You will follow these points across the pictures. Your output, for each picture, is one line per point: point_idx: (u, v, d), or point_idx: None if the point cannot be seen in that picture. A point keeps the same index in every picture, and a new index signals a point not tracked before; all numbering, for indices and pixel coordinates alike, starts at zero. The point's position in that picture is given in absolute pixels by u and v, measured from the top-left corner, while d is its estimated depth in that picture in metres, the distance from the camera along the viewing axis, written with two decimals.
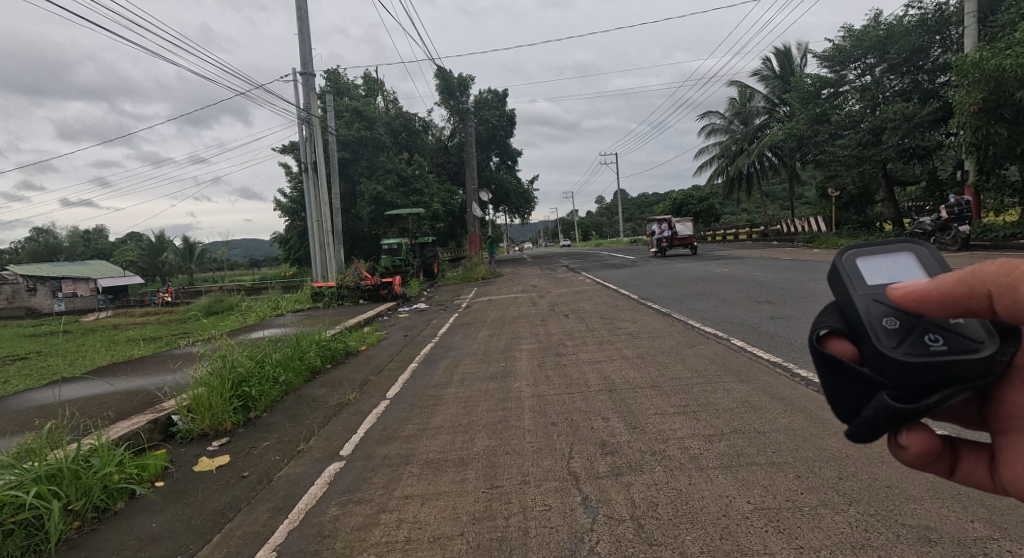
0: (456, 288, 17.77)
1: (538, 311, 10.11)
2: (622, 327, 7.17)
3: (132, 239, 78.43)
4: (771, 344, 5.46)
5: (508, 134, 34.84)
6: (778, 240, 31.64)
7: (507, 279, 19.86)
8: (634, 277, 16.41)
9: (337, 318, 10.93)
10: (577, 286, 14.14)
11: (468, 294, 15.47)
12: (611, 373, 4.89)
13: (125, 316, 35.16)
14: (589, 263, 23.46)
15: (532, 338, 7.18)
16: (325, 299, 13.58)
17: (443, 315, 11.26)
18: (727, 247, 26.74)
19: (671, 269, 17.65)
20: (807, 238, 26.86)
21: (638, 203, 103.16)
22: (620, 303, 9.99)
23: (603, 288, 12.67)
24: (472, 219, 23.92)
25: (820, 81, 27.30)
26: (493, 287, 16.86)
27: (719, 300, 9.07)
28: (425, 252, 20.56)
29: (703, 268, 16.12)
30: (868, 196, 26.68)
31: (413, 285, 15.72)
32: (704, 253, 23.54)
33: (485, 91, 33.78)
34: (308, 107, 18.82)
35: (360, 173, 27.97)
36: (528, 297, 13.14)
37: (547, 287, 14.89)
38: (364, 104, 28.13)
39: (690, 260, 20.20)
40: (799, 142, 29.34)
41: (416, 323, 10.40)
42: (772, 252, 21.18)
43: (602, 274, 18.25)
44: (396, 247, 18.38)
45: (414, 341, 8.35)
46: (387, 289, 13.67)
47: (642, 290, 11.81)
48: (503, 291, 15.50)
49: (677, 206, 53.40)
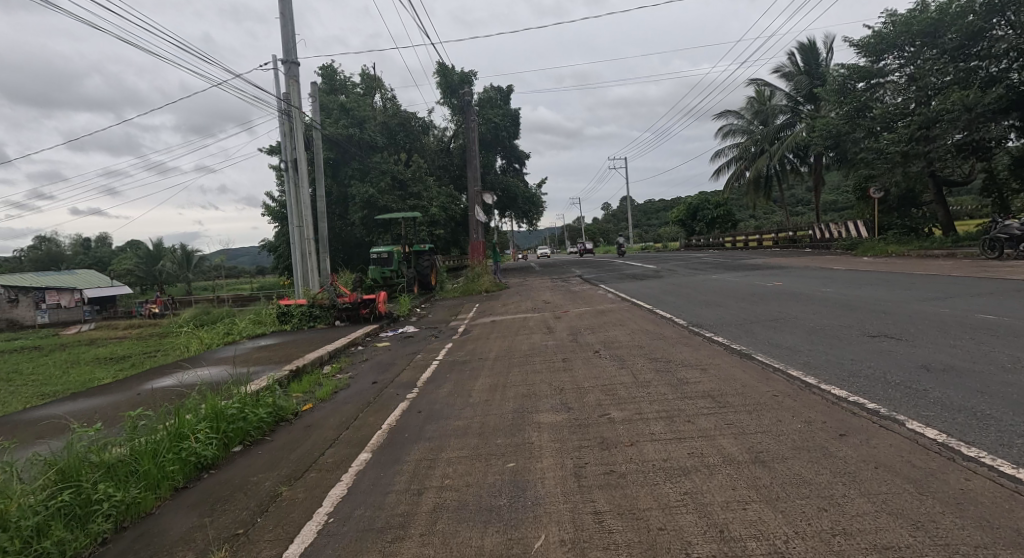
0: (456, 303, 15.51)
1: (554, 342, 7.69)
2: (692, 383, 4.77)
3: (130, 247, 76.53)
4: (988, 434, 3.07)
5: (514, 135, 32.64)
6: (809, 246, 28.97)
7: (514, 291, 17.54)
8: (664, 290, 14.04)
9: (299, 348, 8.60)
10: (596, 304, 11.73)
11: (468, 312, 13.15)
12: (721, 518, 2.46)
13: (107, 330, 32.94)
14: (607, 273, 21.12)
15: (551, 398, 4.79)
16: (294, 321, 11.21)
17: (434, 342, 8.92)
18: (757, 254, 24.23)
19: (705, 281, 15.19)
20: (845, 244, 24.31)
21: (646, 210, 100.42)
22: (661, 330, 7.58)
23: (633, 308, 10.23)
24: (475, 225, 21.55)
25: (857, 72, 24.92)
26: (497, 303, 14.52)
27: (803, 329, 6.64)
28: (422, 261, 18.30)
29: (742, 281, 13.69)
30: (913, 198, 24.27)
31: (404, 300, 13.46)
32: (734, 262, 21.14)
33: (490, 88, 31.57)
34: (288, 97, 16.73)
35: (352, 174, 25.75)
36: (540, 318, 10.71)
37: (563, 305, 12.46)
38: (356, 101, 26.01)
39: (723, 270, 17.87)
40: (835, 140, 26.79)
41: (397, 354, 8.06)
42: (814, 261, 18.79)
43: (625, 287, 15.92)
44: (387, 255, 16.19)
45: (387, 387, 5.95)
46: (367, 307, 11.38)
47: (684, 310, 9.36)
48: (510, 308, 13.12)
49: (692, 211, 50.95)
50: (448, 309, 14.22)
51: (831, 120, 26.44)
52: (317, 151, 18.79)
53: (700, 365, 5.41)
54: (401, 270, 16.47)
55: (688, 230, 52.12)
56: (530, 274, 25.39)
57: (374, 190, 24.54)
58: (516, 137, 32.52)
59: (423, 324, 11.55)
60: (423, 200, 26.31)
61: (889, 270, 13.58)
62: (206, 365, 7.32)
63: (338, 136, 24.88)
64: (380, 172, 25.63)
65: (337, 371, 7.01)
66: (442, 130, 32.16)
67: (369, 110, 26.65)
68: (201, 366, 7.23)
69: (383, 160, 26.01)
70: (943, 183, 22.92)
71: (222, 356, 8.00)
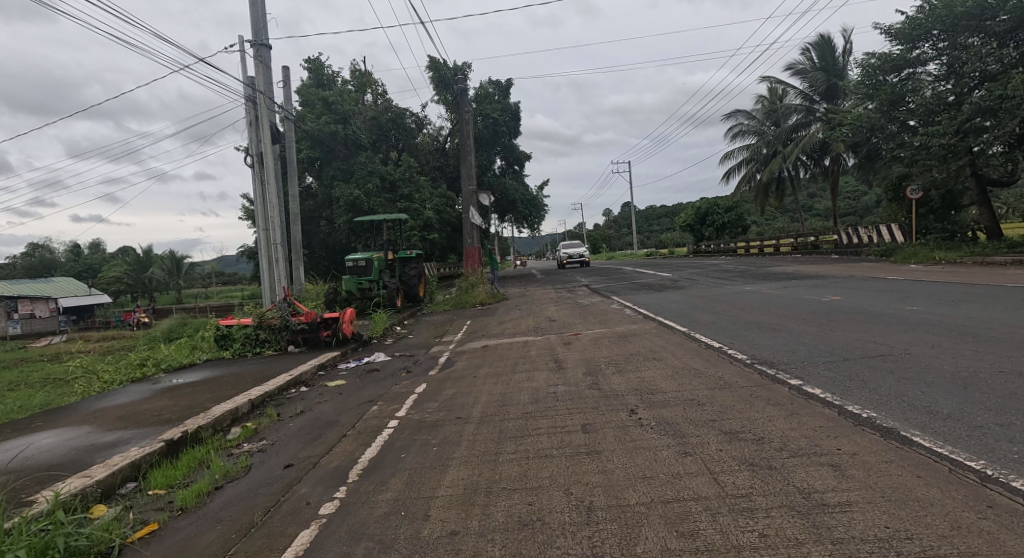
0: (446, 320, 13.31)
1: (564, 388, 5.48)
2: (841, 513, 2.51)
3: (121, 254, 74.52)
4: None
5: (513, 133, 30.59)
6: (837, 253, 26.62)
7: (514, 304, 15.40)
8: (689, 304, 11.87)
9: (221, 390, 6.39)
10: (613, 324, 9.51)
11: (456, 332, 10.96)
12: None
13: (79, 343, 30.69)
14: (618, 283, 18.90)
15: (570, 541, 2.52)
16: (234, 347, 8.95)
17: (403, 381, 6.68)
18: (781, 261, 22.05)
19: (735, 293, 12.99)
20: (880, 250, 22.08)
21: (647, 216, 98.50)
22: (718, 375, 5.33)
23: (662, 333, 8.02)
24: (470, 229, 19.26)
25: (888, 61, 22.87)
26: (492, 320, 12.31)
27: (942, 378, 4.40)
28: (408, 269, 16.08)
29: (783, 294, 11.52)
30: (954, 199, 22.12)
31: (380, 318, 11.26)
32: (759, 269, 18.96)
33: (486, 83, 29.49)
34: (250, 81, 14.82)
35: (335, 175, 23.64)
36: (543, 343, 8.50)
37: (573, 324, 10.23)
38: (339, 95, 23.89)
39: (750, 280, 15.71)
40: (863, 135, 24.64)
41: (346, 404, 5.82)
42: (853, 269, 16.64)
43: (642, 300, 13.76)
44: (365, 263, 13.90)
45: (300, 479, 3.70)
46: (329, 328, 9.21)
47: (734, 336, 7.14)
48: (507, 327, 10.90)
49: (700, 216, 48.80)
50: (432, 328, 12.02)
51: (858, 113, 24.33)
52: (291, 146, 16.75)
53: (821, 455, 3.15)
54: (381, 280, 14.17)
55: (696, 236, 49.99)
56: (531, 284, 23.22)
57: (360, 191, 22.46)
58: (515, 136, 30.49)
59: (399, 349, 9.33)
60: (414, 203, 24.20)
61: (958, 280, 11.42)
62: (64, 426, 5.07)
63: (321, 132, 22.76)
64: (366, 173, 23.60)
65: (248, 439, 4.74)
66: (436, 128, 30.11)
67: (355, 105, 24.54)
68: (56, 428, 4.99)
69: (370, 160, 23.96)
70: (986, 182, 20.73)
71: (104, 405, 5.78)
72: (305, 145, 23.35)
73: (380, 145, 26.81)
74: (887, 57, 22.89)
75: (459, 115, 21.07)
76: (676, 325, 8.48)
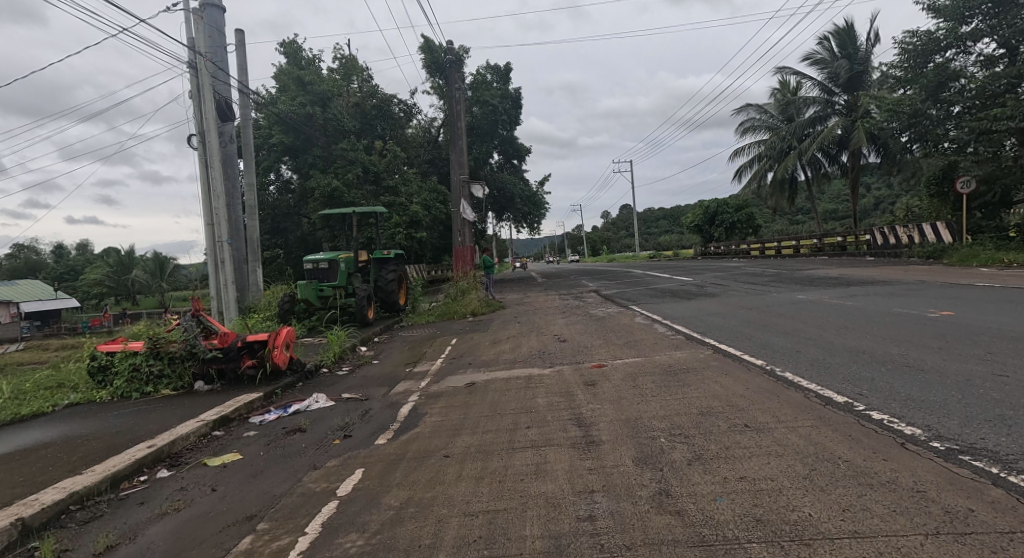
0: (428, 337, 10.75)
1: (609, 506, 2.89)
2: None
3: (104, 255, 71.71)
4: None
5: (513, 124, 28.13)
6: (870, 255, 24.08)
7: (512, 315, 12.87)
8: (735, 318, 9.37)
9: (11, 477, 3.77)
10: (648, 351, 6.94)
11: (437, 356, 8.36)
12: None
13: (34, 351, 27.98)
14: (634, 289, 16.43)
15: None
16: (115, 382, 6.32)
17: (329, 460, 4.06)
18: (814, 265, 19.61)
19: (788, 303, 10.49)
20: (926, 251, 19.75)
21: (645, 218, 96.27)
22: (919, 491, 2.68)
23: (736, 373, 5.42)
24: (460, 225, 16.63)
25: (931, 41, 20.93)
26: (485, 338, 9.74)
27: None
28: (385, 272, 13.49)
29: (859, 308, 9.00)
30: (1008, 195, 19.78)
31: (338, 339, 8.69)
32: (794, 275, 16.55)
33: (482, 68, 26.91)
34: (192, 43, 12.08)
35: (311, 165, 21.07)
36: (556, 383, 5.90)
37: (591, 348, 7.65)
38: (315, 75, 21.28)
39: (794, 286, 13.22)
40: (909, 123, 22.05)
41: (205, 521, 3.21)
42: (912, 274, 14.20)
43: (669, 310, 11.22)
44: (327, 266, 11.31)
45: None
46: (254, 357, 6.63)
47: (862, 385, 4.53)
48: (505, 350, 8.31)
49: (709, 216, 46.37)
50: (408, 349, 9.44)
51: (896, 98, 22.32)
52: (247, 124, 14.23)
53: None
54: (347, 286, 11.58)
55: (704, 237, 47.41)
56: (532, 289, 20.75)
57: (338, 183, 19.93)
58: (515, 126, 27.95)
59: (352, 386, 6.71)
60: (401, 198, 21.69)
61: None
62: None
63: (294, 116, 20.15)
64: (347, 163, 21.11)
65: None
66: (428, 118, 27.61)
67: (335, 87, 21.95)
68: None
69: (352, 148, 21.42)
70: None
71: None
72: (277, 130, 20.73)
73: (364, 134, 24.20)
74: (929, 36, 20.96)
75: (449, 94, 18.21)
76: (753, 361, 5.83)
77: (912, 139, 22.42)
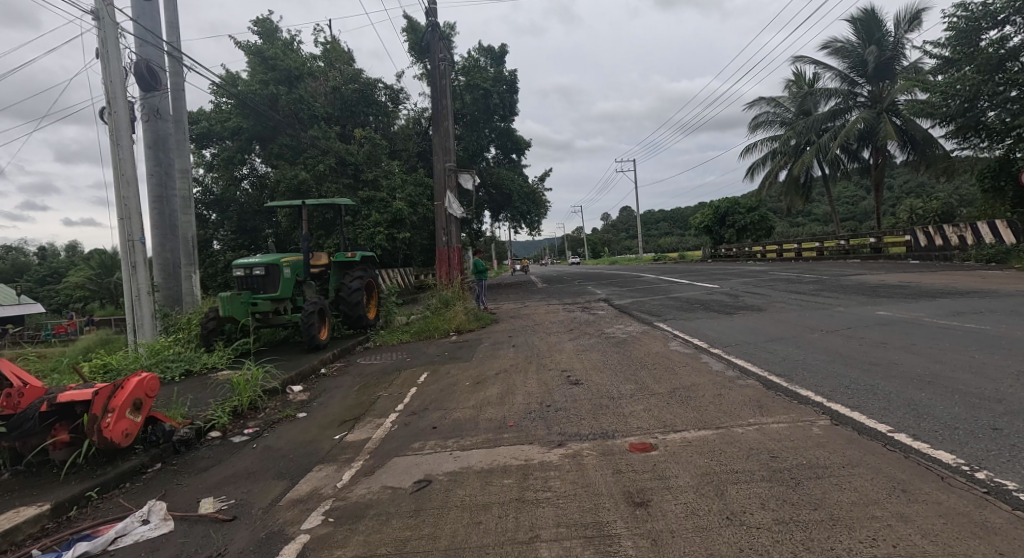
0: (393, 367, 8.20)
1: None
2: None
3: (88, 258, 68.94)
4: None
5: (509, 114, 25.63)
6: (913, 258, 21.60)
7: (507, 334, 10.32)
8: (810, 345, 6.80)
9: None
10: (712, 418, 4.34)
11: (391, 406, 5.77)
12: None
13: None
14: (654, 298, 13.86)
15: None
16: None
17: None
18: (859, 271, 17.06)
19: (868, 322, 7.93)
20: (985, 254, 17.23)
21: (647, 219, 93.80)
22: None
23: (927, 490, 2.79)
24: (445, 222, 13.92)
25: (984, 14, 18.53)
26: (468, 371, 7.12)
27: None
28: (349, 279, 10.92)
29: (987, 331, 6.44)
30: None
31: (256, 376, 6.13)
32: (841, 282, 14.00)
33: (474, 51, 24.48)
34: None
35: (276, 154, 18.77)
36: (572, 491, 3.28)
37: (620, 402, 5.06)
38: (282, 51, 18.96)
39: (858, 298, 10.64)
40: (972, 100, 19.33)
41: None
42: (999, 281, 11.60)
43: (709, 330, 8.65)
44: (264, 272, 8.75)
45: None
46: (72, 428, 4.07)
47: None
48: (492, 398, 5.70)
49: (719, 216, 43.84)
50: (358, 389, 6.82)
51: (942, 83, 19.92)
52: (181, 94, 11.60)
53: None
54: (290, 297, 9.07)
55: (714, 239, 44.86)
56: (532, 296, 18.20)
57: (306, 174, 17.87)
58: (511, 115, 25.47)
59: (236, 473, 4.10)
60: (383, 192, 19.19)
61: None
62: None
63: (254, 98, 17.95)
64: (320, 153, 18.80)
65: None
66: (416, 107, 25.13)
67: (307, 68, 19.60)
68: None
69: (325, 135, 19.01)
70: None
71: None
72: (233, 113, 18.48)
73: (344, 122, 21.79)
74: (982, 9, 18.55)
75: (431, 66, 14.64)
76: (939, 455, 3.18)
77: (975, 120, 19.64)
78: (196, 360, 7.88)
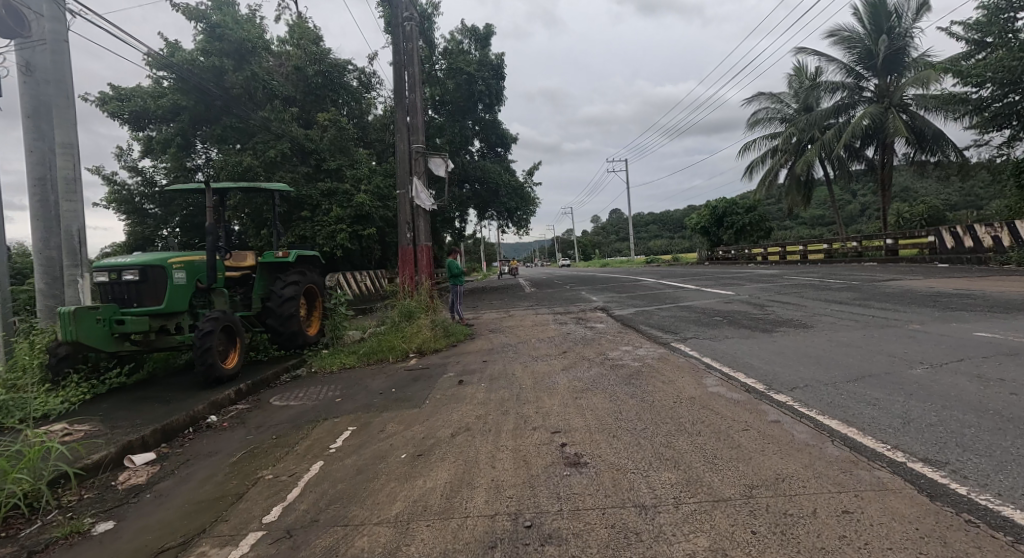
0: (314, 412, 5.79)
1: None
2: None
3: None
4: None
5: (494, 102, 23.22)
6: (939, 262, 19.57)
7: (482, 358, 7.96)
8: (925, 390, 4.48)
9: None
10: None
11: (260, 510, 3.39)
12: None
13: None
14: (663, 308, 11.55)
15: None
16: None
17: None
18: (892, 276, 14.92)
19: (979, 348, 5.66)
20: None
21: (638, 222, 91.83)
22: None
23: None
24: (410, 216, 11.47)
25: None
26: (414, 429, 4.75)
27: None
28: (278, 285, 8.50)
29: None
30: None
31: (46, 447, 3.74)
32: (884, 290, 11.77)
33: (456, 32, 22.13)
34: None
35: (218, 139, 16.55)
36: None
37: (664, 533, 2.72)
38: (231, 19, 16.53)
39: (927, 311, 8.41)
40: (1009, 87, 17.31)
41: None
42: None
43: (752, 358, 6.32)
44: (138, 275, 6.31)
45: None
46: None
47: None
48: (436, 500, 3.34)
49: (717, 217, 41.84)
50: (238, 458, 4.42)
51: (973, 65, 17.94)
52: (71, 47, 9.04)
53: None
54: (182, 310, 6.68)
55: (711, 241, 42.88)
56: (517, 304, 15.82)
57: (254, 160, 15.51)
58: (497, 103, 23.11)
59: None
60: (347, 184, 16.80)
61: None
62: None
63: (192, 71, 15.73)
64: (272, 137, 16.48)
65: None
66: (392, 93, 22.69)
67: (262, 42, 17.14)
68: None
69: (280, 118, 16.59)
70: None
71: None
72: (166, 85, 16.15)
73: (309, 108, 19.35)
74: None
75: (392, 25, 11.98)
76: None
77: (1010, 108, 17.67)
78: (25, 402, 5.42)
